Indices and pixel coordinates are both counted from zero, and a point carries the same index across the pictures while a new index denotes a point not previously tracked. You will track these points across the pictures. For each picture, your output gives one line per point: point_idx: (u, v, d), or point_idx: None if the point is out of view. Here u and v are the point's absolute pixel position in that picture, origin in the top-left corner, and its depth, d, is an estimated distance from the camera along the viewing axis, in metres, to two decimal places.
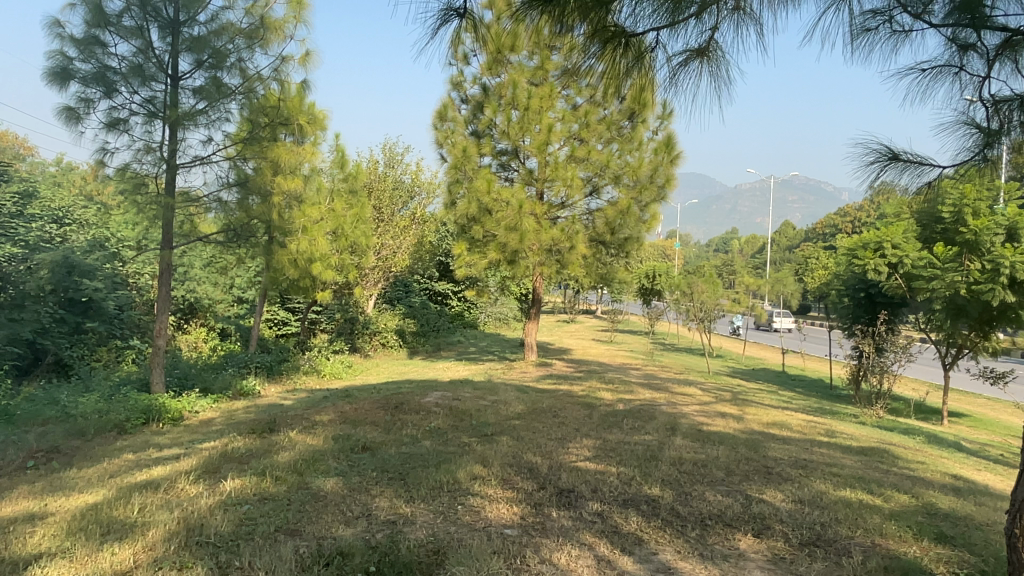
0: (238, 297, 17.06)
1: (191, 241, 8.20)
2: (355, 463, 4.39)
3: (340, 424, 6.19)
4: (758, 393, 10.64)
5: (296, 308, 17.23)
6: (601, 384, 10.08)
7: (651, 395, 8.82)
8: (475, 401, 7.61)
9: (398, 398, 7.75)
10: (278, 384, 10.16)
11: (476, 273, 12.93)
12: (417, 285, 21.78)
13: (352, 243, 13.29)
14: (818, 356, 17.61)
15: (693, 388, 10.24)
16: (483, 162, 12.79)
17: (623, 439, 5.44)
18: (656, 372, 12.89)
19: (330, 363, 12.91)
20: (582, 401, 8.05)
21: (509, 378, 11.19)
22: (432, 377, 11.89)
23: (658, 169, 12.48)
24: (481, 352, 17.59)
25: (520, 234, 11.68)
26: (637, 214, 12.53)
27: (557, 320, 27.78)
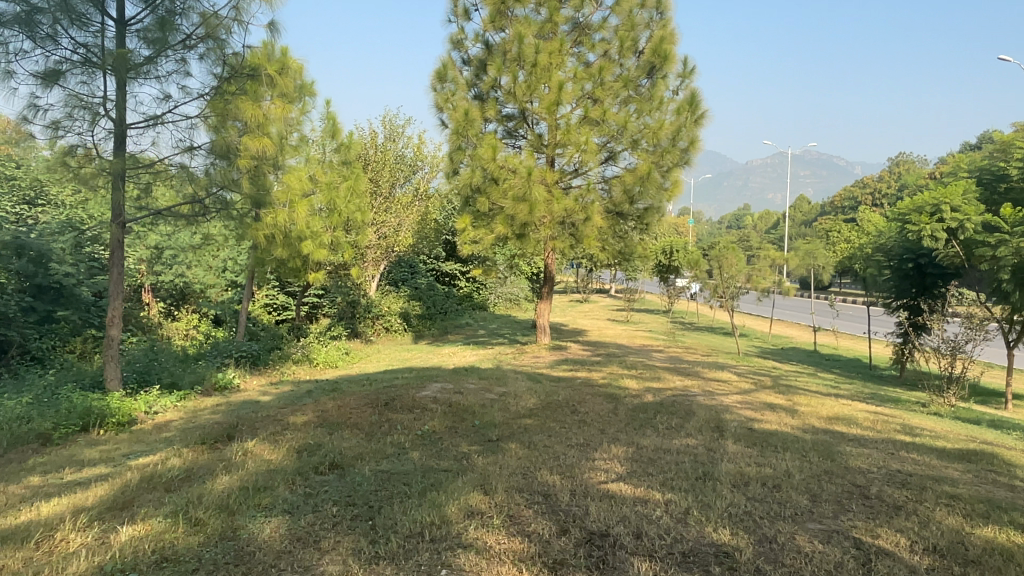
0: (231, 281, 16.06)
1: (150, 214, 7.13)
2: (313, 492, 3.31)
3: (313, 429, 5.13)
4: (798, 377, 9.51)
5: (293, 291, 16.22)
6: (622, 370, 8.98)
7: (682, 382, 7.74)
8: (479, 394, 6.54)
9: (390, 392, 6.70)
10: (263, 375, 9.14)
11: (483, 249, 11.80)
12: (423, 266, 20.74)
13: (347, 219, 12.22)
14: (853, 333, 16.43)
15: (728, 372, 9.14)
16: (488, 127, 11.61)
17: (661, 445, 4.34)
18: (681, 354, 11.78)
19: (327, 351, 11.89)
20: (604, 392, 6.98)
21: (520, 364, 10.14)
22: (435, 365, 10.85)
23: (680, 130, 11.19)
24: (491, 335, 16.53)
25: (529, 205, 10.52)
26: (658, 181, 11.26)
27: (570, 300, 26.66)
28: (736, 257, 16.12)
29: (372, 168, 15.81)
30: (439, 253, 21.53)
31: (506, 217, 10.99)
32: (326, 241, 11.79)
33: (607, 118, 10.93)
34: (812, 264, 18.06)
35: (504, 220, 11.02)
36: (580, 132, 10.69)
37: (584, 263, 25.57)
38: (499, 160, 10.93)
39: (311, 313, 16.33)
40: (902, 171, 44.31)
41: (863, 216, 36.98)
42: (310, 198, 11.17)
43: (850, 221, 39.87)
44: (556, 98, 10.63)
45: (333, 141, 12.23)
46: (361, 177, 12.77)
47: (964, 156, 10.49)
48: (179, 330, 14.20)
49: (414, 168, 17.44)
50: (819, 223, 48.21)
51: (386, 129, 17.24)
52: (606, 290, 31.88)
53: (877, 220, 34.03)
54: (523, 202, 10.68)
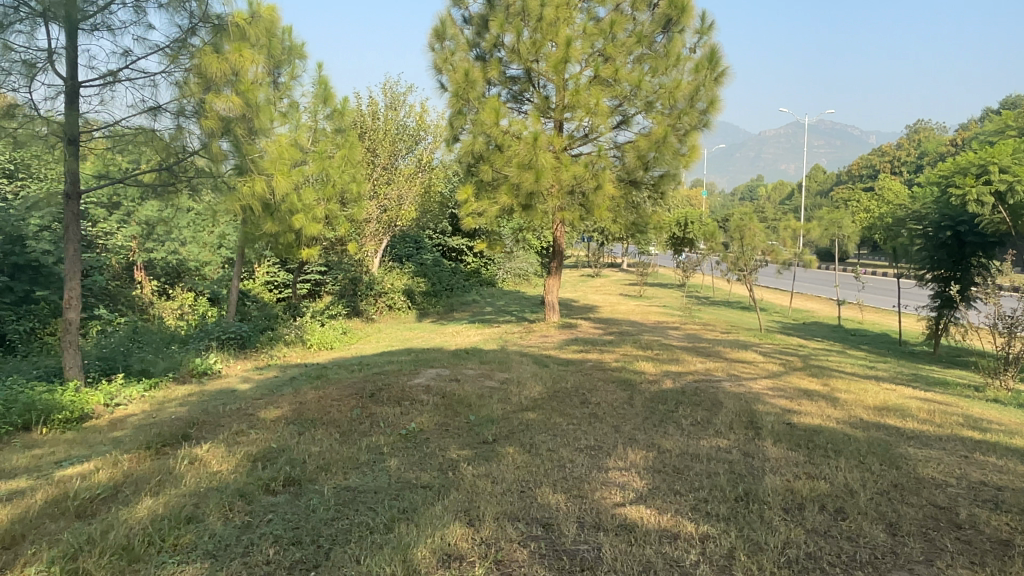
0: (227, 258, 15.42)
1: (111, 182, 6.38)
2: (253, 523, 2.61)
3: (282, 428, 4.46)
4: (829, 356, 8.76)
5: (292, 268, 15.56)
6: (637, 351, 8.26)
7: (704, 365, 7.02)
8: (478, 382, 5.85)
9: (379, 380, 6.02)
10: (249, 359, 8.50)
11: (486, 222, 11.05)
12: (429, 241, 20.03)
13: (342, 191, 11.48)
14: (879, 307, 15.61)
15: (752, 352, 8.41)
16: (491, 90, 10.79)
17: (688, 448, 3.63)
18: (699, 331, 11.04)
19: (323, 331, 11.24)
20: (618, 377, 6.28)
21: (527, 344, 9.44)
22: (436, 345, 10.17)
23: (698, 90, 10.33)
24: (499, 312, 15.83)
25: (535, 172, 9.72)
26: (675, 146, 10.39)
27: (581, 275, 25.92)
28: (756, 228, 15.27)
29: (371, 138, 15.03)
30: (445, 228, 20.80)
31: (510, 186, 10.20)
32: (318, 215, 11.08)
33: (619, 77, 10.08)
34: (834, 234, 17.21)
35: (508, 189, 10.22)
36: (590, 93, 9.86)
37: (596, 236, 24.80)
38: (501, 123, 10.13)
39: (312, 291, 15.65)
40: (923, 139, 42.99)
41: (884, 185, 35.86)
42: (298, 169, 10.43)
43: (869, 191, 38.77)
44: (564, 55, 9.77)
45: (328, 108, 11.34)
46: (357, 147, 12.00)
47: (1010, 113, 9.61)
48: (173, 309, 13.60)
49: (417, 138, 16.49)
50: (837, 193, 47.04)
51: (386, 97, 16.33)
52: (618, 263, 31.08)
53: (898, 189, 32.94)
54: (528, 169, 9.89)
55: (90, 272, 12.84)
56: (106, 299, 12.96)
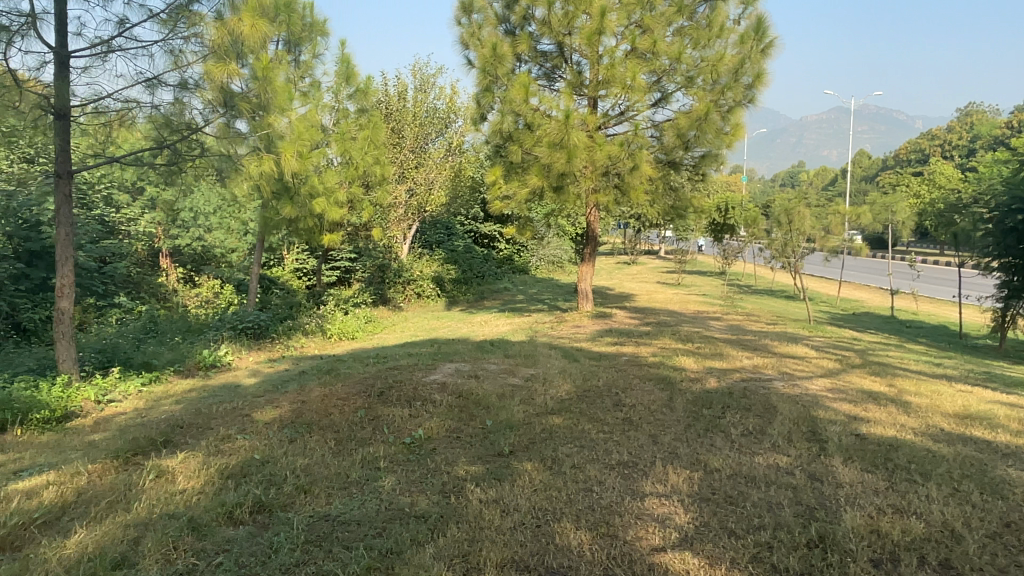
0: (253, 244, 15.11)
1: (109, 161, 5.96)
2: (197, 568, 2.11)
3: (275, 433, 3.95)
4: (888, 350, 8.02)
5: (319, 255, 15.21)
6: (677, 344, 7.62)
7: (751, 361, 6.37)
8: (499, 379, 5.29)
9: (392, 375, 5.51)
10: (264, 350, 8.08)
11: (515, 206, 10.47)
12: (460, 227, 19.54)
13: (365, 173, 10.99)
14: (936, 296, 14.65)
15: (803, 346, 7.72)
16: (520, 66, 10.18)
17: (739, 469, 3.04)
18: (743, 322, 10.33)
19: (346, 320, 10.80)
20: (655, 374, 5.68)
21: (557, 336, 8.86)
22: (462, 336, 9.67)
23: (742, 64, 9.64)
24: (530, 300, 15.28)
25: (568, 152, 9.09)
26: (718, 124, 9.65)
27: (617, 262, 25.17)
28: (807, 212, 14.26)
29: (398, 121, 14.53)
30: (476, 214, 20.27)
31: (540, 167, 9.59)
32: (340, 200, 10.60)
33: (658, 50, 9.39)
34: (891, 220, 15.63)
35: (538, 170, 9.61)
36: (627, 67, 9.21)
37: (632, 222, 24.03)
38: (532, 101, 9.50)
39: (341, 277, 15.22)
40: (976, 121, 41.15)
41: (936, 168, 34.29)
42: (318, 152, 9.95)
43: (919, 175, 37.19)
44: (598, 27, 9.11)
45: (350, 87, 10.76)
46: (381, 129, 11.47)
47: None
48: (197, 296, 13.29)
49: (447, 121, 15.85)
50: (884, 177, 45.33)
51: (415, 79, 15.73)
52: (654, 250, 30.24)
53: (951, 172, 31.44)
54: (560, 149, 9.27)
55: (112, 259, 12.61)
56: (129, 286, 12.70)
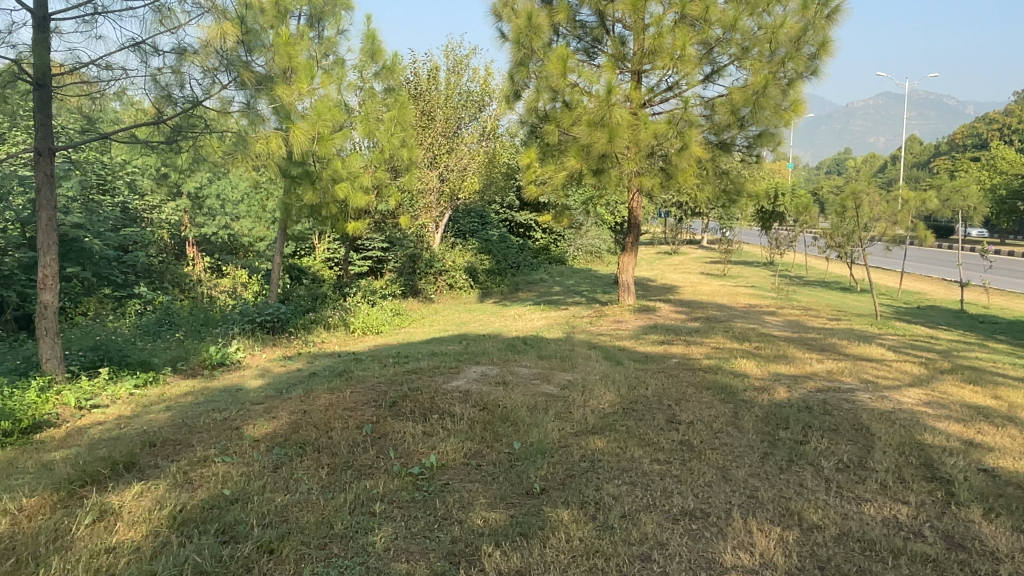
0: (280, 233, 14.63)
1: (99, 137, 5.41)
2: None
3: (260, 455, 3.30)
4: (973, 351, 7.07)
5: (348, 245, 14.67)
6: (733, 343, 6.80)
7: (822, 365, 5.53)
8: (532, 387, 4.57)
9: (409, 380, 4.83)
10: (278, 346, 7.50)
11: (551, 191, 9.71)
12: (494, 215, 18.85)
13: (392, 156, 10.34)
14: (1010, 289, 13.48)
15: (876, 346, 6.82)
16: (556, 38, 9.38)
17: (848, 529, 2.28)
18: (801, 317, 9.43)
19: (372, 313, 10.19)
20: (713, 381, 4.89)
21: (596, 333, 8.11)
22: (493, 331, 8.98)
23: (804, 32, 8.75)
24: (567, 292, 14.51)
25: (609, 130, 8.28)
26: (777, 99, 8.74)
27: (657, 252, 24.20)
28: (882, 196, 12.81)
29: (430, 104, 13.86)
30: (511, 202, 19.56)
31: (578, 148, 8.81)
32: (364, 185, 9.95)
33: (711, 16, 8.51)
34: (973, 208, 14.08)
35: (576, 151, 8.82)
36: (675, 36, 8.35)
37: (674, 211, 23.05)
38: (571, 76, 8.70)
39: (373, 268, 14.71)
40: None
41: (998, 152, 32.39)
42: (341, 134, 9.31)
43: (979, 159, 35.25)
44: None
45: (375, 65, 10.04)
46: (409, 109, 10.77)
47: None
48: (222, 287, 12.85)
49: (482, 105, 15.05)
50: (938, 163, 43.27)
51: (448, 61, 14.99)
52: (697, 241, 29.13)
53: (1015, 156, 29.63)
54: (601, 128, 8.48)
55: (134, 247, 12.22)
56: (152, 275, 12.31)
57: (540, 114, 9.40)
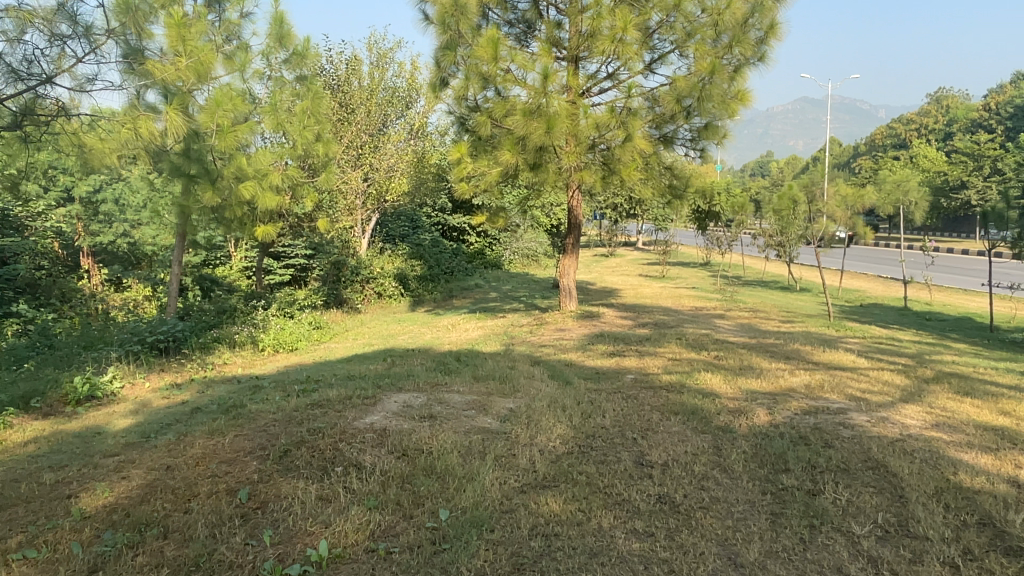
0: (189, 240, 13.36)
1: None
2: None
3: (79, 550, 2.36)
4: (943, 353, 6.56)
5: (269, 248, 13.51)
6: (691, 353, 6.10)
7: (797, 377, 4.84)
8: (464, 420, 3.72)
9: (312, 415, 3.90)
10: (169, 372, 6.42)
11: (483, 189, 8.87)
12: (425, 219, 17.92)
13: (306, 152, 9.32)
14: (951, 285, 13.34)
15: (843, 352, 6.19)
16: (485, 20, 8.56)
17: None
18: (754, 320, 8.85)
19: (287, 327, 9.12)
20: (681, 404, 4.13)
21: (537, 344, 7.31)
22: (423, 344, 8.09)
23: (749, 16, 8.20)
24: (504, 298, 13.70)
25: (547, 119, 7.50)
26: (725, 86, 8.13)
27: (595, 254, 23.67)
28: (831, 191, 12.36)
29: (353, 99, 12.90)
30: (443, 204, 18.65)
31: (513, 140, 8.01)
32: (275, 185, 8.90)
33: None
34: (915, 204, 13.80)
35: (510, 143, 8.01)
36: (615, 18, 7.64)
37: (610, 212, 22.56)
38: (502, 61, 7.89)
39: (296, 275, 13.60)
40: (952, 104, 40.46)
41: (918, 151, 33.25)
42: (243, 126, 8.25)
43: (900, 158, 36.20)
44: None
45: (284, 50, 9.00)
46: (324, 101, 9.76)
47: None
48: (120, 301, 11.53)
49: (409, 101, 14.21)
50: (861, 164, 44.45)
51: (370, 54, 14.03)
52: (633, 243, 28.81)
53: (937, 155, 30.48)
54: (537, 118, 7.70)
55: (14, 259, 10.81)
56: (36, 291, 10.93)
57: (470, 105, 8.56)
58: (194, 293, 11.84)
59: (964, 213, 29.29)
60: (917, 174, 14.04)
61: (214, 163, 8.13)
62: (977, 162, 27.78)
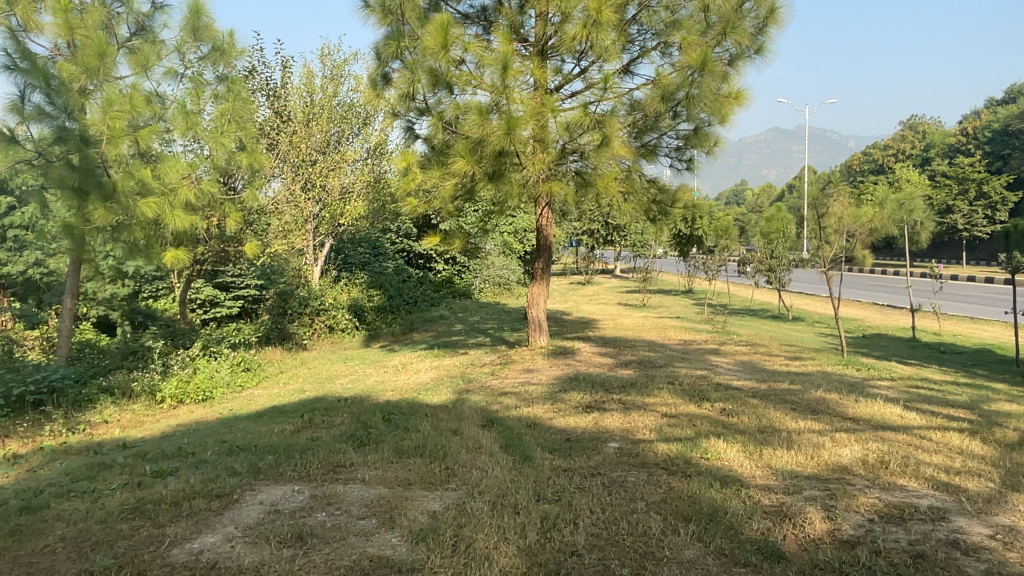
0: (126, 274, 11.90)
1: None
2: None
3: None
4: (1001, 400, 5.29)
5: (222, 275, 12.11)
6: (692, 406, 4.73)
7: (845, 447, 3.51)
8: (353, 543, 2.34)
9: (118, 533, 2.49)
10: (15, 439, 4.94)
11: (437, 205, 7.56)
12: (387, 245, 16.55)
13: (230, 163, 7.95)
14: (960, 314, 12.19)
15: (883, 402, 4.88)
16: (433, 8, 7.33)
17: None
18: (756, 357, 7.55)
19: (204, 371, 7.63)
20: (691, 499, 2.78)
21: (499, 391, 5.92)
22: (361, 392, 6.69)
23: (743, 2, 7.04)
24: (470, 331, 12.34)
25: (507, 119, 6.23)
26: (717, 83, 6.91)
27: (572, 282, 22.41)
28: (830, 210, 11.18)
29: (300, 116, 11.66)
30: (408, 230, 17.30)
31: (468, 145, 6.73)
32: (189, 202, 7.48)
33: None
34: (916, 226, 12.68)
35: (465, 149, 6.73)
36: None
37: (587, 238, 21.38)
38: (455, 52, 6.61)
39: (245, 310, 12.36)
40: (929, 130, 40.27)
41: (899, 175, 32.67)
42: (142, 131, 6.83)
43: (879, 182, 35.65)
44: None
45: (202, 45, 7.67)
46: (255, 107, 8.42)
47: None
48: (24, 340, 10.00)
49: (367, 117, 12.92)
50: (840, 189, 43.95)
51: (324, 65, 12.78)
52: (610, 271, 27.63)
53: (919, 179, 29.94)
54: (495, 118, 6.44)
55: None
56: None
57: (419, 107, 7.28)
58: (124, 327, 11.08)
59: (948, 237, 28.63)
60: (918, 193, 12.97)
61: (106, 175, 6.68)
62: (961, 184, 27.19)
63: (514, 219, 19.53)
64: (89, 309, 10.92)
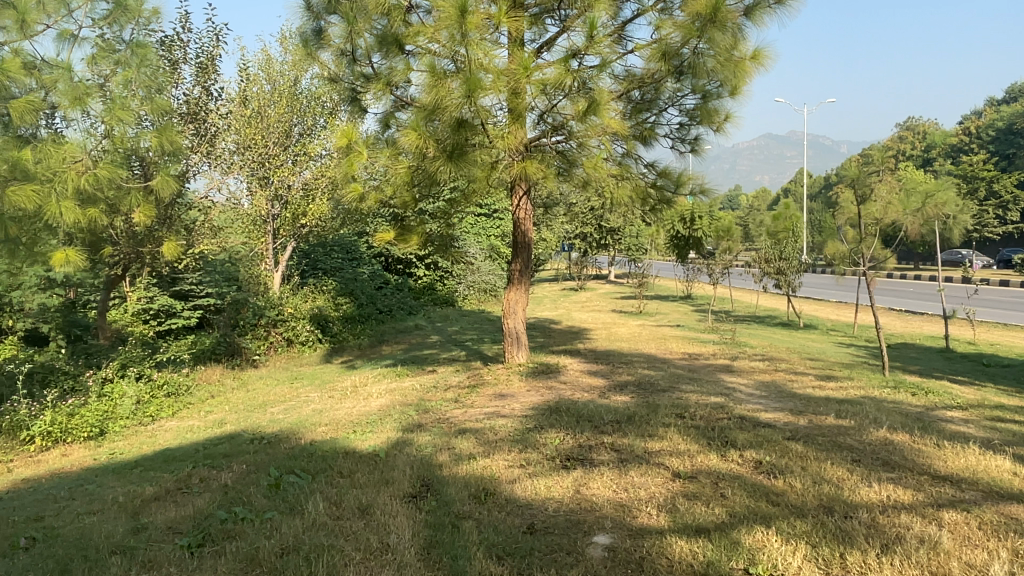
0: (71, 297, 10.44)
1: None
2: None
3: None
4: None
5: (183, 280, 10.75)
6: (715, 456, 3.38)
7: (979, 551, 2.17)
8: None
9: None
10: None
11: (390, 192, 6.21)
12: (364, 250, 15.23)
13: (140, 146, 6.59)
14: (997, 321, 10.87)
15: (977, 448, 3.54)
16: None
17: None
18: (779, 375, 6.22)
19: (105, 400, 6.26)
20: None
21: (457, 428, 4.56)
22: (288, 427, 5.32)
23: None
24: (447, 343, 10.98)
25: (468, 79, 4.88)
26: (732, 38, 5.56)
27: (563, 288, 21.10)
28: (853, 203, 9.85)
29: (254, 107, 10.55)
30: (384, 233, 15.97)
31: (420, 116, 5.42)
32: (82, 191, 5.96)
33: None
34: (943, 223, 11.39)
35: (416, 121, 5.41)
36: None
37: (579, 242, 20.09)
38: None
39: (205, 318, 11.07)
40: (931, 130, 39.21)
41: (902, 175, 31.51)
42: (17, 102, 5.41)
43: None
44: None
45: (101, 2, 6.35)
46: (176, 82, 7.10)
47: None
48: None
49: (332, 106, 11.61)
50: None
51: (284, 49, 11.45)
52: (603, 276, 26.36)
53: (923, 178, 28.82)
54: (454, 79, 5.08)
55: None
56: None
57: (367, 71, 5.92)
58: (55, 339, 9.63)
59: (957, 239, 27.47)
60: None
61: None
62: (970, 184, 26.07)
63: (502, 222, 18.36)
64: (13, 323, 9.54)
